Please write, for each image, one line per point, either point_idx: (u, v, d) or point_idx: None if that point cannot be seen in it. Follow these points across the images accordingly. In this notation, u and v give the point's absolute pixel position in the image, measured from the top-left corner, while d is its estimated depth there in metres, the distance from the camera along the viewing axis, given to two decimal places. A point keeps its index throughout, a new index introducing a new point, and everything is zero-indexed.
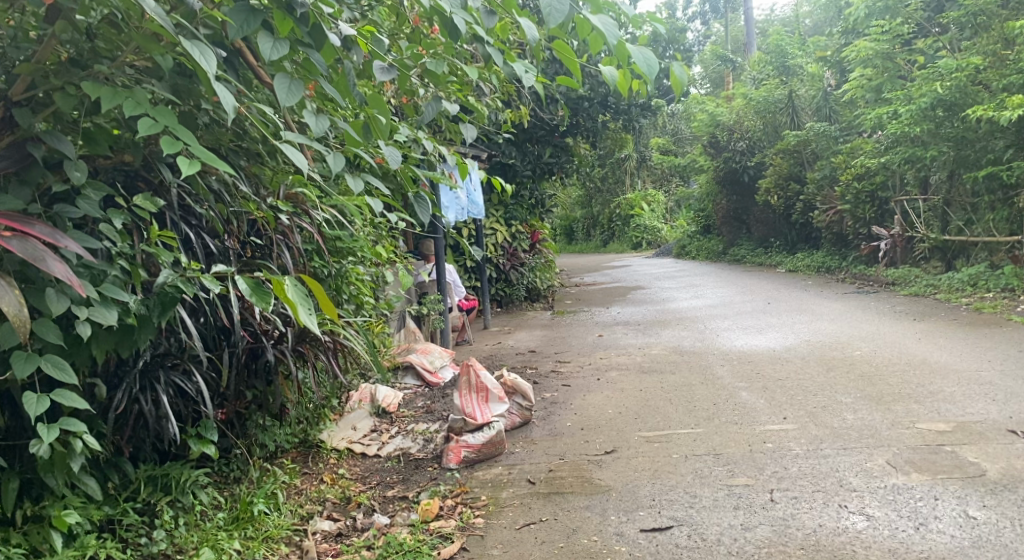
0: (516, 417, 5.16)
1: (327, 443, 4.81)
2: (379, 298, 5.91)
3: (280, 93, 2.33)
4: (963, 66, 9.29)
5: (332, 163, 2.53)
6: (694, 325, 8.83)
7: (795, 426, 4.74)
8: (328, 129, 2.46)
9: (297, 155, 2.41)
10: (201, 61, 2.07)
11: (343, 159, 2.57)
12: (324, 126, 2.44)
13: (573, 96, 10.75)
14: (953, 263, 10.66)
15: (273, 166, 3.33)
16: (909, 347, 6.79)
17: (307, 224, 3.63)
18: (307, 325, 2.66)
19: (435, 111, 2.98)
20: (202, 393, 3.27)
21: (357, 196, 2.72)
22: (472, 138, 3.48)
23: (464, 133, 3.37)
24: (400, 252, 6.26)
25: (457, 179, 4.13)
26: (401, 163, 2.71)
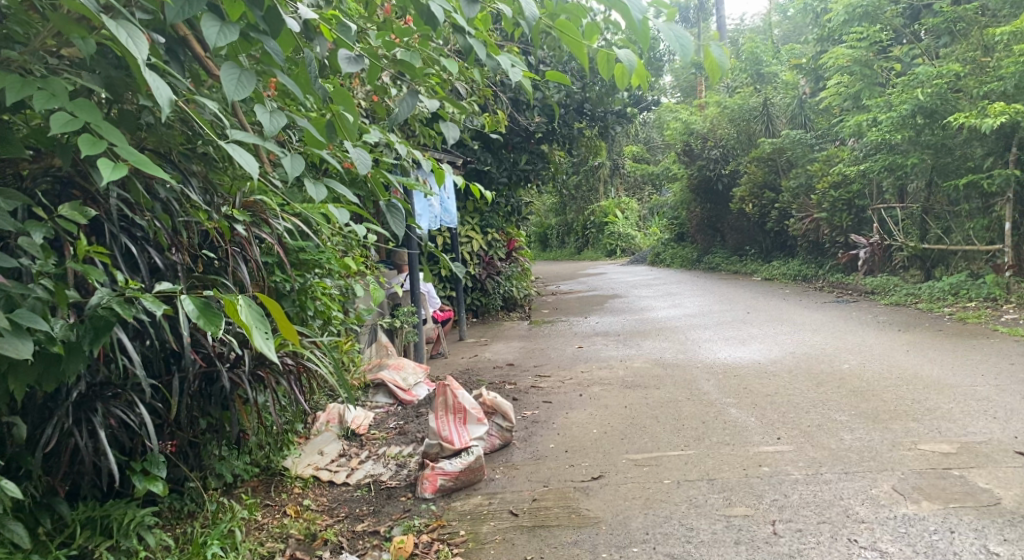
0: (495, 439, 4.86)
1: (292, 471, 4.52)
2: (348, 312, 5.59)
3: (227, 85, 2.02)
4: (943, 73, 9.10)
5: (290, 167, 2.21)
6: (675, 336, 8.56)
7: (792, 447, 4.49)
8: (284, 128, 2.15)
9: (247, 158, 2.12)
10: (130, 47, 1.84)
11: (303, 162, 2.27)
12: (279, 125, 2.14)
13: (548, 102, 10.46)
14: (933, 271, 10.51)
15: (230, 170, 3.02)
16: (898, 360, 6.57)
17: (266, 234, 3.32)
18: (263, 351, 2.38)
19: (409, 108, 2.67)
20: (147, 424, 2.92)
21: (318, 205, 2.42)
22: (455, 139, 3.15)
23: (446, 132, 3.06)
24: (370, 263, 5.94)
25: (433, 187, 3.84)
26: (369, 165, 2.39)
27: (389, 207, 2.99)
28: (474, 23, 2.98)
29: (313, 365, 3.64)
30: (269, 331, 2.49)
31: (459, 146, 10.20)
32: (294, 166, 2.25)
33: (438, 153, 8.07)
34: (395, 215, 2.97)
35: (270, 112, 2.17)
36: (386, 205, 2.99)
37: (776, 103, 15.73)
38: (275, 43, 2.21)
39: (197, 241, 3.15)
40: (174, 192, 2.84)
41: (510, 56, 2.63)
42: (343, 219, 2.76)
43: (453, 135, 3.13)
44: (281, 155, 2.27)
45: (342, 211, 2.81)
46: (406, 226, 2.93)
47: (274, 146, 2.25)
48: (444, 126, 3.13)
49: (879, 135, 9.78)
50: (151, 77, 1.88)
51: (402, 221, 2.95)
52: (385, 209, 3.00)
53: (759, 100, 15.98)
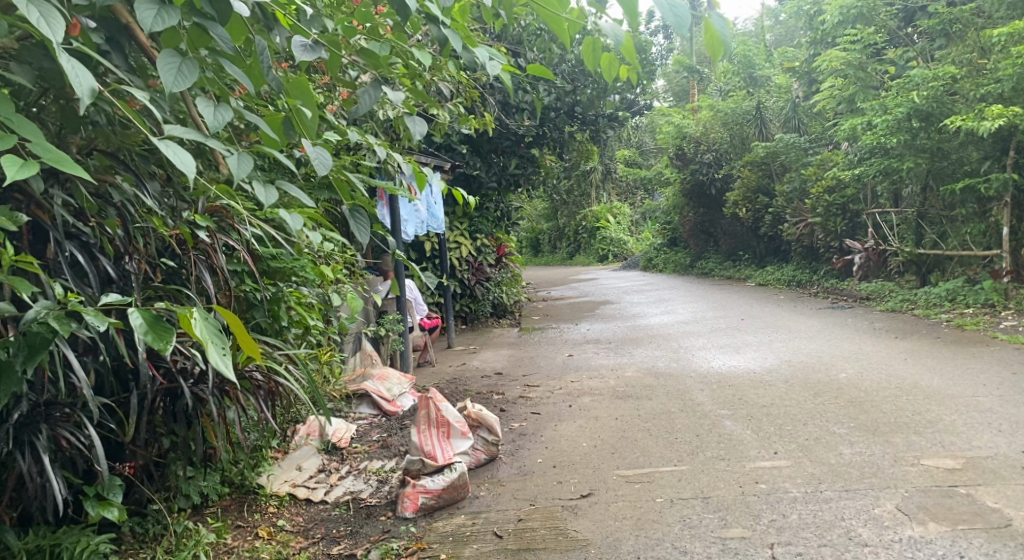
0: (481, 454, 4.67)
1: (267, 488, 4.32)
2: (330, 322, 5.39)
3: (165, 78, 1.93)
4: (939, 75, 8.91)
5: (234, 166, 2.05)
6: (667, 344, 8.36)
7: (789, 462, 4.31)
8: (228, 123, 2.02)
9: (185, 154, 1.96)
10: (44, 30, 1.79)
11: (252, 163, 2.11)
12: (222, 120, 2.01)
13: (538, 105, 10.27)
14: (928, 277, 10.34)
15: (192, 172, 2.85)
16: (896, 369, 6.40)
17: (232, 241, 3.12)
18: (222, 370, 2.21)
19: (373, 100, 2.55)
20: (96, 447, 2.71)
21: (266, 210, 2.24)
22: (421, 134, 2.99)
23: (412, 127, 2.90)
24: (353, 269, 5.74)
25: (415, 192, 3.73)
26: (328, 165, 2.23)
27: (354, 213, 2.91)
28: (450, 14, 2.80)
29: (285, 381, 3.44)
30: (225, 348, 2.32)
31: (447, 149, 9.99)
32: (241, 169, 2.09)
33: (423, 156, 7.88)
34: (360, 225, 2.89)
35: (213, 108, 2.04)
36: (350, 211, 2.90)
37: (769, 107, 15.60)
38: (222, 31, 2.11)
39: (156, 249, 2.96)
40: (126, 197, 2.67)
41: (489, 47, 2.45)
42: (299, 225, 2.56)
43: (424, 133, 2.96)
44: (227, 155, 2.12)
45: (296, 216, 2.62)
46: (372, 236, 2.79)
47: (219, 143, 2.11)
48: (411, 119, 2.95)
49: (874, 139, 9.59)
50: (67, 64, 1.80)
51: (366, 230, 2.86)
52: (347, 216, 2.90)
53: (752, 104, 15.83)
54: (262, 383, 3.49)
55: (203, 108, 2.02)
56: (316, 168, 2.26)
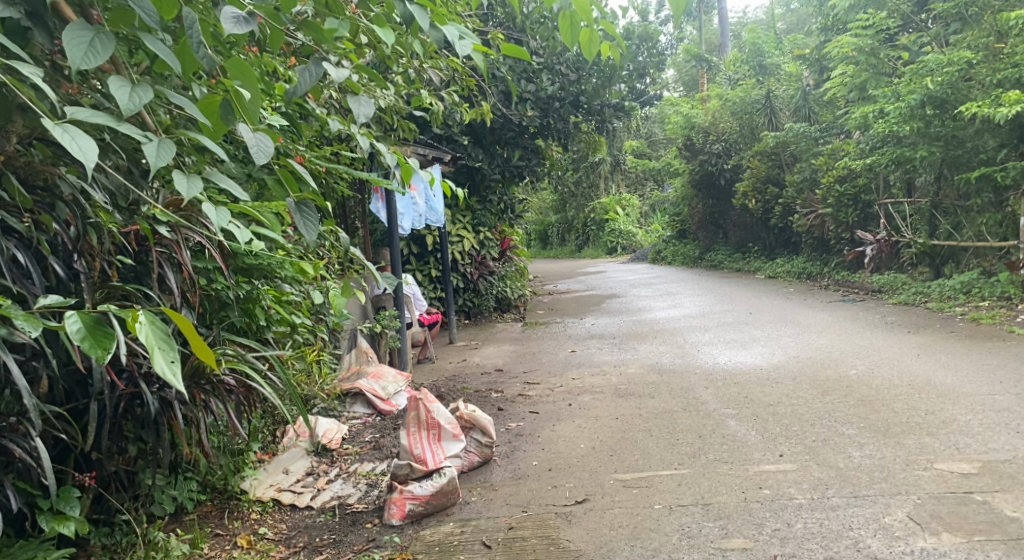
0: (474, 456, 4.48)
1: (251, 494, 4.15)
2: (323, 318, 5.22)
3: (72, 54, 2.02)
4: (954, 60, 8.62)
5: (149, 153, 2.06)
6: (673, 339, 8.15)
7: (795, 466, 4.11)
8: (142, 106, 2.04)
9: (86, 141, 1.99)
10: None
11: (176, 147, 2.12)
12: (137, 103, 2.04)
13: (541, 94, 10.05)
14: (942, 269, 10.07)
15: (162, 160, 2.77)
16: (909, 365, 6.16)
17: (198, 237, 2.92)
18: (164, 376, 2.04)
19: (313, 78, 2.52)
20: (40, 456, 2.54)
21: (190, 202, 2.18)
22: (368, 118, 2.89)
23: (354, 106, 2.82)
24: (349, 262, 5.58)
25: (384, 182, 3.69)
26: (262, 154, 2.24)
27: (301, 206, 2.72)
28: None
29: (255, 385, 3.19)
30: (173, 353, 2.14)
31: (447, 141, 9.79)
32: (159, 158, 2.08)
33: (422, 147, 7.69)
34: (309, 219, 2.69)
35: (128, 91, 2.06)
36: (296, 204, 2.73)
37: (779, 96, 15.29)
38: (150, 6, 2.14)
39: (112, 247, 2.79)
40: (75, 190, 2.53)
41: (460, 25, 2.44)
42: (226, 222, 2.40)
43: (371, 114, 2.89)
44: (147, 141, 2.13)
45: (223, 210, 2.45)
46: (318, 232, 2.65)
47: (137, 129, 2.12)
48: (358, 101, 2.89)
49: (886, 127, 9.32)
50: None
51: (316, 223, 2.68)
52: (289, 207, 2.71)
53: (761, 93, 15.55)
54: (235, 387, 3.26)
55: (115, 90, 2.05)
56: (254, 158, 2.29)
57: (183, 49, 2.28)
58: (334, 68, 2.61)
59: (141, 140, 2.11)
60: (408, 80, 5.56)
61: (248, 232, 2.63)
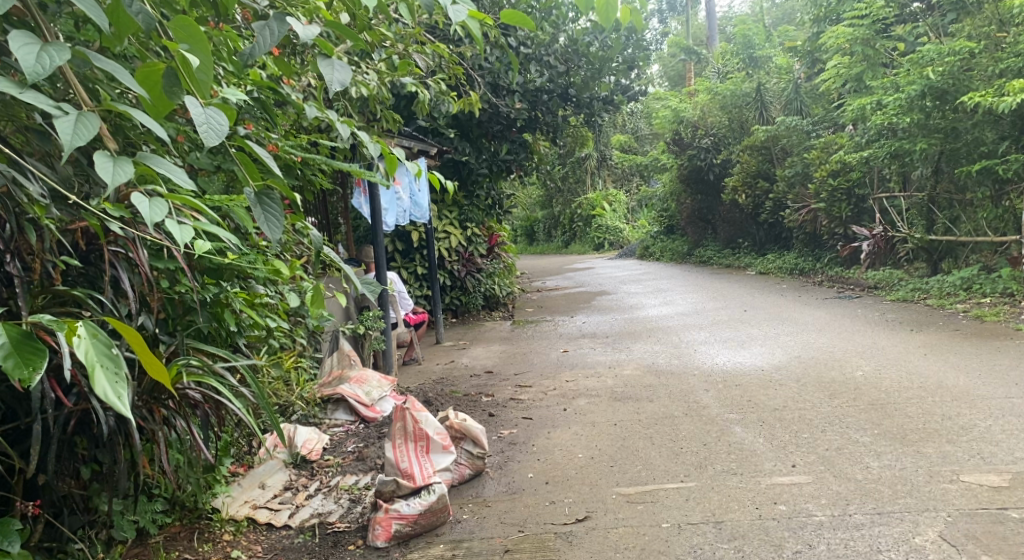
0: (465, 469, 4.20)
1: (223, 512, 3.86)
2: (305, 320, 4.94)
3: None
4: (956, 50, 8.39)
5: (64, 129, 1.94)
6: (667, 339, 7.86)
7: (810, 479, 3.83)
8: (49, 68, 1.92)
9: None
10: None
11: (99, 120, 2.01)
12: (44, 65, 1.92)
13: (529, 87, 9.72)
14: (940, 265, 9.83)
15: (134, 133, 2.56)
16: (917, 366, 5.89)
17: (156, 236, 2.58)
18: (106, 400, 1.74)
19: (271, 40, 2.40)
20: None
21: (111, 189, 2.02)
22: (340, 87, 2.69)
23: (325, 72, 2.63)
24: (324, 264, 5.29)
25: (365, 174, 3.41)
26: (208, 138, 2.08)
27: (263, 197, 2.56)
28: None
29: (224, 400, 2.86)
30: (119, 372, 1.84)
31: (433, 134, 9.48)
32: (77, 136, 1.96)
33: (406, 140, 7.38)
34: (271, 218, 2.53)
35: (36, 51, 1.94)
36: (259, 200, 2.54)
37: (770, 89, 15.04)
38: None
39: (54, 248, 2.48)
40: (7, 180, 2.20)
41: None
42: (159, 218, 2.15)
43: (349, 82, 2.66)
44: (65, 114, 2.01)
45: (158, 203, 2.19)
46: (282, 230, 2.50)
47: (47, 100, 1.99)
48: (332, 67, 2.69)
49: (885, 118, 9.11)
50: None
51: (280, 219, 2.53)
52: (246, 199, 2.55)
53: (752, 86, 15.31)
54: (200, 402, 2.92)
55: (21, 51, 1.92)
56: (203, 137, 2.10)
57: (114, 8, 2.09)
58: (301, 24, 2.45)
59: (55, 113, 1.98)
60: (391, 67, 5.25)
61: (191, 229, 2.29)
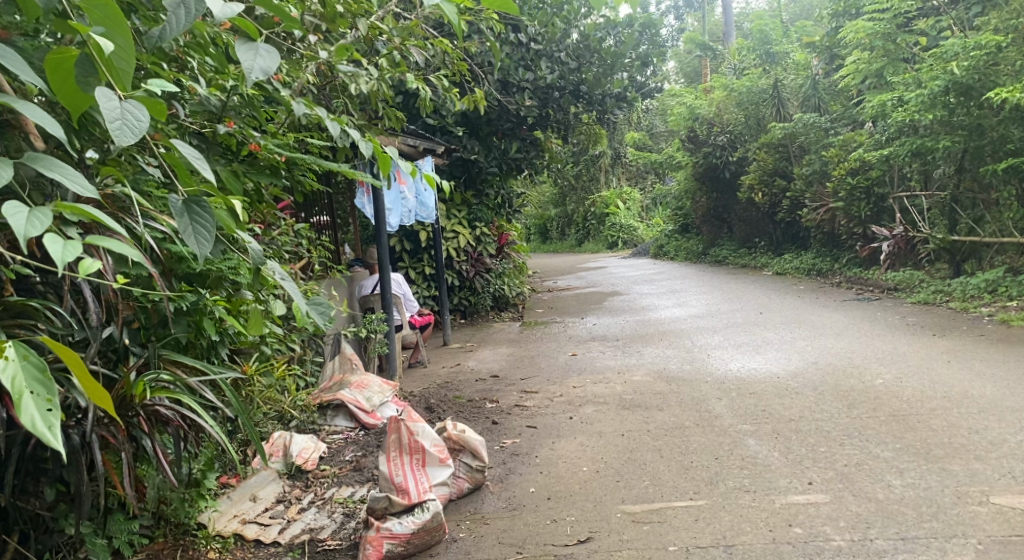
0: (463, 482, 4.01)
1: (209, 528, 3.66)
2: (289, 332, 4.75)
3: None
4: (982, 43, 8.05)
5: None
6: (680, 342, 7.63)
7: (828, 498, 3.61)
8: None
9: None
10: None
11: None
12: None
13: (539, 84, 9.51)
14: (962, 266, 9.54)
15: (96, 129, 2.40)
16: (941, 374, 5.63)
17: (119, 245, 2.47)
18: (33, 430, 1.60)
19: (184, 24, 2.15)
20: None
21: None
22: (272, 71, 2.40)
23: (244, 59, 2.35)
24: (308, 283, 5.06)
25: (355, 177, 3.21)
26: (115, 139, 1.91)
27: (191, 206, 2.38)
28: None
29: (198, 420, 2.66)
30: (51, 398, 1.69)
31: (441, 132, 9.27)
32: None
33: (412, 138, 7.18)
34: (202, 231, 2.35)
35: None
36: (183, 208, 2.36)
37: (787, 85, 14.73)
38: None
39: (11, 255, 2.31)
40: None
41: None
42: (33, 233, 1.89)
43: (276, 68, 2.38)
44: None
45: (40, 216, 1.95)
46: (212, 244, 2.32)
47: None
48: (259, 51, 2.41)
49: (906, 115, 8.84)
50: None
51: (211, 228, 2.35)
52: (174, 209, 2.37)
53: (769, 82, 15.02)
54: (172, 420, 2.71)
55: None
56: (113, 137, 1.95)
57: None
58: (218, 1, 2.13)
59: None
60: (391, 63, 5.05)
61: (78, 246, 1.98)
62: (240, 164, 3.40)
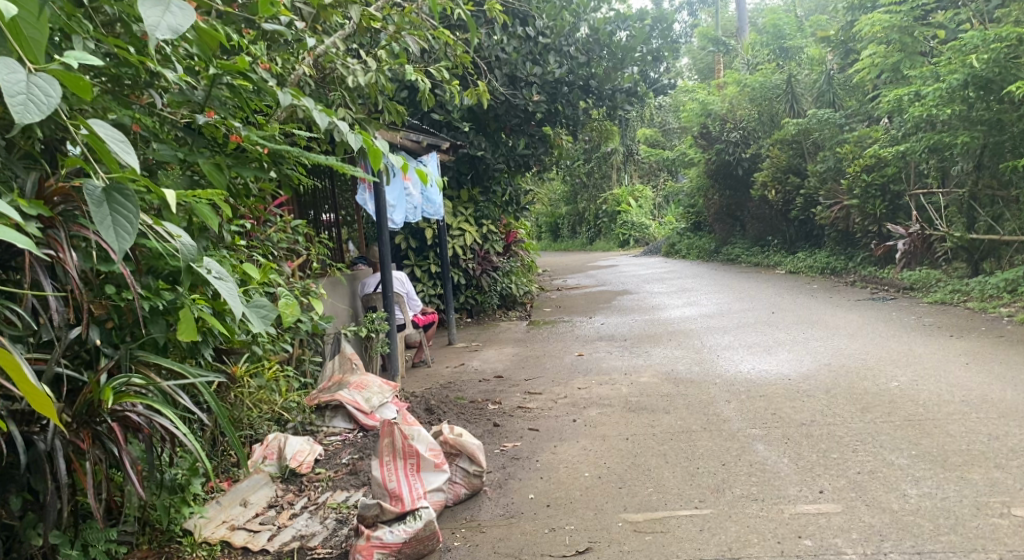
0: (460, 488, 3.87)
1: (195, 535, 3.51)
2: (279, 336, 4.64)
3: None
4: (1003, 35, 7.85)
5: None
6: (689, 342, 7.47)
7: (840, 508, 3.44)
8: None
9: None
10: None
11: None
12: None
13: (548, 78, 9.34)
14: (981, 266, 9.31)
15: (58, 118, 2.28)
16: (958, 378, 5.44)
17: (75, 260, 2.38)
18: None
19: None
20: None
21: None
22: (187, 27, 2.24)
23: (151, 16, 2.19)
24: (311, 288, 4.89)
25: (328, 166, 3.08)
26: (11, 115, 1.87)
27: (113, 195, 2.20)
28: None
29: (174, 430, 2.54)
30: None
31: (448, 128, 9.12)
32: None
33: (416, 133, 7.00)
34: (123, 224, 2.18)
35: None
36: (98, 199, 2.18)
37: (801, 81, 14.51)
38: None
39: None
40: None
41: None
42: None
43: (186, 26, 2.23)
44: None
45: None
46: (131, 240, 2.15)
47: None
48: (171, 7, 2.25)
49: (924, 110, 8.64)
50: None
51: (133, 221, 2.19)
52: (92, 198, 2.19)
53: (782, 77, 14.81)
54: (143, 427, 2.57)
55: None
56: (15, 112, 1.94)
57: None
58: None
59: None
60: (389, 55, 4.91)
61: None
62: (227, 156, 3.27)
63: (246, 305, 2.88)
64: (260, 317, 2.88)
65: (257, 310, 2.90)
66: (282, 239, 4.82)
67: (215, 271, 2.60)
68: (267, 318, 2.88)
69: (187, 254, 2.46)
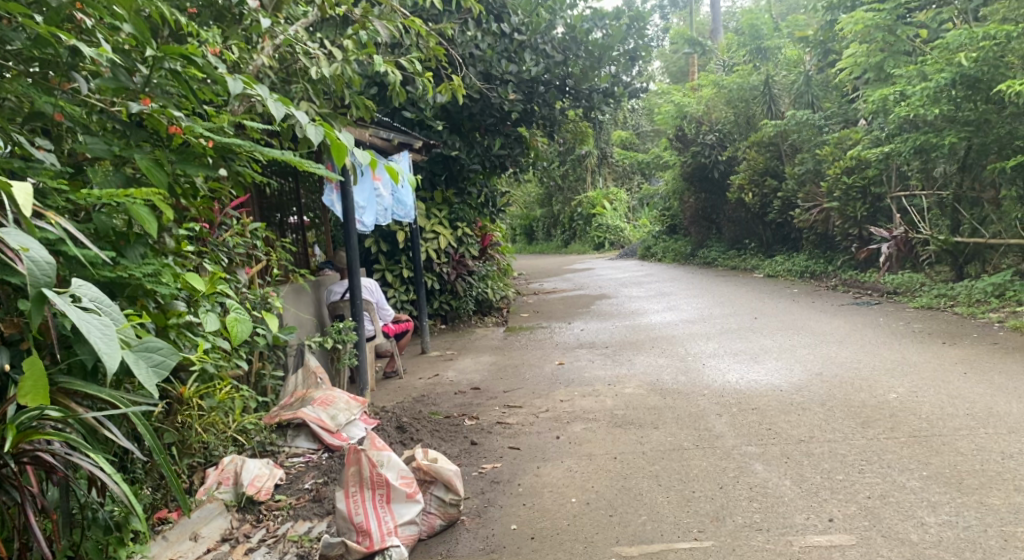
0: (434, 519, 3.50)
1: None
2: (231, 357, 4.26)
3: None
4: (992, 34, 7.62)
5: None
6: (672, 349, 7.17)
7: (854, 540, 3.15)
8: None
9: None
10: None
11: None
12: None
13: (524, 77, 8.98)
14: (965, 269, 9.13)
15: None
16: (959, 388, 5.17)
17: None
18: None
19: None
20: None
21: None
22: None
23: None
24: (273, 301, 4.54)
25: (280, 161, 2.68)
26: None
27: None
28: None
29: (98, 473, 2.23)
30: None
31: (420, 126, 8.76)
32: None
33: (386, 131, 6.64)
34: None
35: None
36: None
37: (778, 82, 14.33)
38: None
39: None
40: None
41: None
42: None
43: None
44: None
45: None
46: None
47: None
48: None
49: (910, 110, 8.40)
50: None
51: None
52: None
53: (759, 78, 14.60)
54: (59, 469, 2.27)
55: None
56: None
57: None
58: None
59: None
60: (356, 45, 4.53)
61: None
62: (171, 151, 2.80)
63: (136, 348, 2.34)
64: (152, 366, 2.32)
65: (149, 356, 2.34)
66: (241, 244, 4.44)
67: (87, 298, 2.19)
68: (158, 364, 2.32)
69: (37, 273, 2.07)
